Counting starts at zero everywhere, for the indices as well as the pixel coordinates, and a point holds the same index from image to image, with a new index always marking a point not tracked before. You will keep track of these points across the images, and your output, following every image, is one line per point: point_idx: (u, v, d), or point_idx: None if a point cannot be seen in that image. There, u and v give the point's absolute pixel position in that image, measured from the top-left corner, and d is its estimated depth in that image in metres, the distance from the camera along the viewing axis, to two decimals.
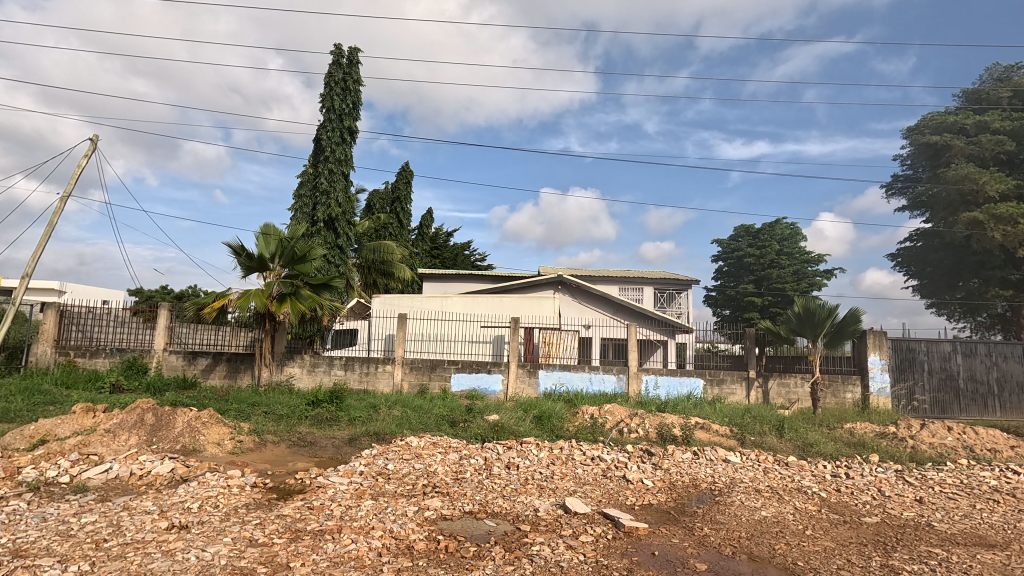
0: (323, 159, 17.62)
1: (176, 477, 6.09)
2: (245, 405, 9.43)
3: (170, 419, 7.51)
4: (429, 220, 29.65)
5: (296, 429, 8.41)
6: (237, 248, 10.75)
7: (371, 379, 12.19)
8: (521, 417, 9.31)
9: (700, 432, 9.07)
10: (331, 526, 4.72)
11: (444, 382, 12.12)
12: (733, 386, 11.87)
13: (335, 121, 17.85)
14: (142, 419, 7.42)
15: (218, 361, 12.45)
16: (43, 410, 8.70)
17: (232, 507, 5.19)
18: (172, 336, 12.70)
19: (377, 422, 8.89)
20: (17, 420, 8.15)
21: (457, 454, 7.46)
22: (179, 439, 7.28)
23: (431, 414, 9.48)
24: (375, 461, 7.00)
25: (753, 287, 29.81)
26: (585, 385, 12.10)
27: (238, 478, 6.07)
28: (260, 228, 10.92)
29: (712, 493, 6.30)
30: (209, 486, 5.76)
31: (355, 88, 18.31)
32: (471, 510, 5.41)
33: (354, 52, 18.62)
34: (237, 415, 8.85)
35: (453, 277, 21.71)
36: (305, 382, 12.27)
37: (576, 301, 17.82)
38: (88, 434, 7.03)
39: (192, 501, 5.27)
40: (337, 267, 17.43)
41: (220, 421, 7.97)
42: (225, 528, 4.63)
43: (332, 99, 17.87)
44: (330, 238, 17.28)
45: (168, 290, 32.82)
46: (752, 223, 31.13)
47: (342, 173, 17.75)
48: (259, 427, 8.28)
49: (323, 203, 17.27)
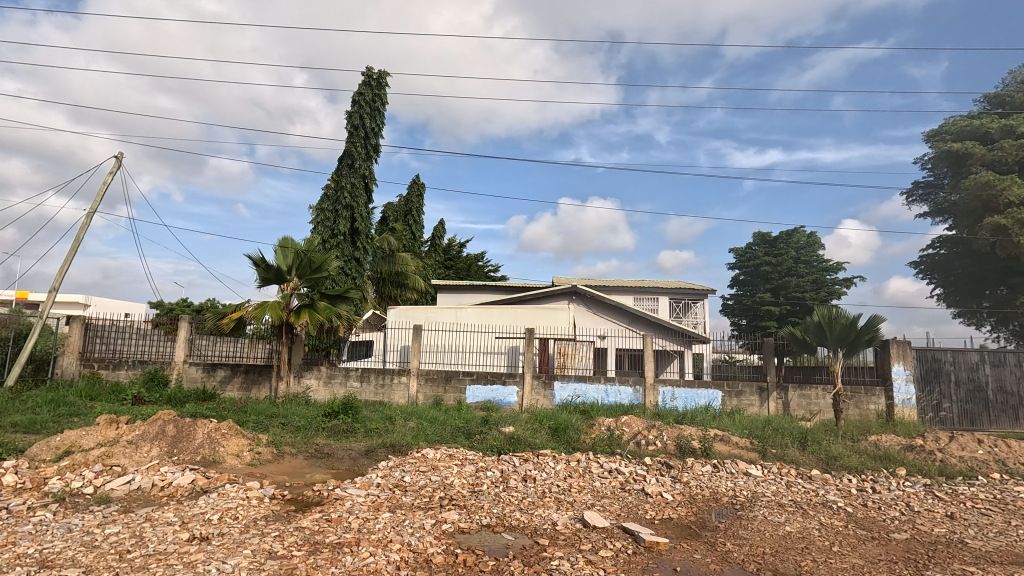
0: (346, 175, 17.92)
1: (196, 488, 6.16)
2: (263, 417, 9.53)
3: (191, 431, 7.60)
4: (441, 231, 29.80)
5: (314, 441, 8.47)
6: (257, 259, 10.93)
7: (386, 391, 12.24)
8: (536, 429, 9.26)
9: (719, 444, 8.92)
10: (349, 539, 4.71)
11: (459, 394, 12.13)
12: (752, 397, 11.67)
13: (362, 139, 18.18)
14: (163, 431, 7.52)
15: (236, 373, 12.62)
16: (67, 422, 8.89)
17: (251, 519, 5.22)
18: (192, 349, 12.93)
19: (393, 434, 8.90)
20: (43, 431, 8.32)
21: (474, 466, 7.42)
22: (199, 450, 7.36)
23: (446, 426, 9.47)
24: (392, 473, 7.00)
25: (770, 296, 29.47)
26: (601, 396, 12.01)
27: (257, 490, 6.11)
28: (279, 241, 11.12)
29: (733, 507, 6.17)
30: (228, 497, 5.80)
31: (382, 108, 18.72)
32: (489, 523, 5.37)
33: (384, 74, 19.06)
34: (256, 426, 8.95)
35: (468, 288, 21.78)
36: (322, 394, 12.36)
37: (590, 310, 17.71)
38: (111, 445, 7.14)
39: (213, 512, 5.31)
40: (353, 279, 17.66)
41: (239, 432, 8.04)
42: (245, 540, 4.66)
43: (359, 117, 18.20)
44: (348, 251, 17.55)
45: (189, 302, 33.79)
46: (769, 232, 30.78)
47: (363, 188, 18.07)
48: (277, 438, 8.35)
49: (344, 216, 17.57)
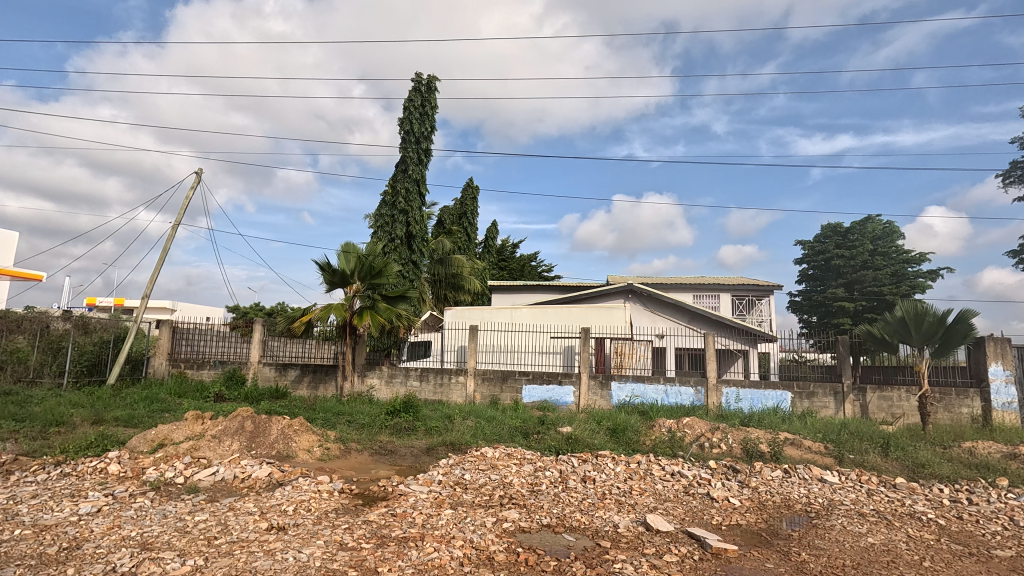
0: (401, 180, 18.48)
1: (273, 481, 6.56)
2: (331, 414, 10.00)
3: (267, 427, 8.10)
4: (493, 232, 30.09)
5: (378, 438, 8.79)
6: (322, 265, 11.50)
7: (445, 390, 12.51)
8: (594, 430, 9.15)
9: (790, 448, 8.46)
10: (414, 534, 4.86)
11: (516, 394, 12.20)
12: (825, 399, 10.98)
13: (414, 144, 18.68)
14: (242, 426, 8.05)
15: (305, 372, 13.32)
16: (160, 417, 9.72)
17: (323, 512, 5.50)
18: (265, 349, 13.76)
19: (452, 432, 9.09)
20: (140, 426, 9.15)
21: (532, 466, 7.43)
22: (274, 445, 7.83)
23: (504, 425, 9.56)
24: (453, 471, 7.14)
25: (843, 291, 27.59)
26: (661, 397, 11.70)
27: (327, 484, 6.41)
28: (342, 247, 11.65)
29: (808, 515, 5.83)
30: (302, 490, 6.14)
31: (432, 113, 19.14)
32: (550, 523, 5.36)
33: (432, 79, 19.45)
34: (324, 423, 9.41)
35: (522, 288, 21.86)
36: (384, 393, 12.81)
37: (647, 309, 17.31)
38: (198, 439, 7.73)
39: (288, 504, 5.64)
40: (411, 282, 18.19)
41: (310, 429, 8.48)
42: (318, 531, 4.91)
43: (411, 123, 18.71)
44: (405, 254, 18.09)
45: (261, 306, 36.01)
46: (840, 223, 28.88)
47: (418, 192, 18.58)
48: (344, 435, 8.74)
49: (400, 221, 18.13)
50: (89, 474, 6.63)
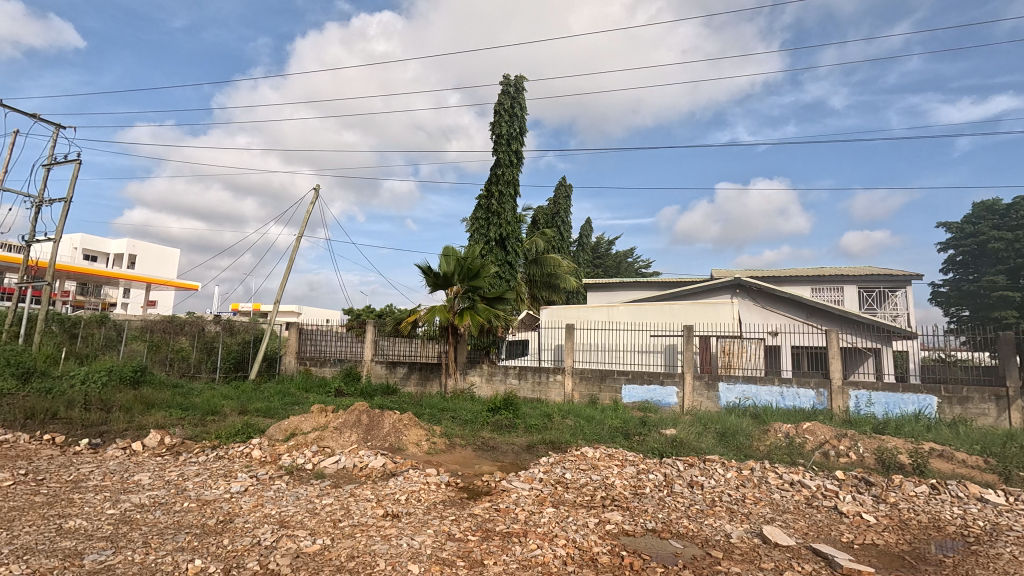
0: (494, 183, 18.93)
1: (387, 471, 7.06)
2: (437, 410, 10.53)
3: (380, 421, 8.73)
4: (588, 230, 29.73)
5: (480, 434, 9.10)
6: (425, 268, 12.15)
7: (543, 389, 12.60)
8: (701, 433, 8.69)
9: (938, 461, 7.38)
10: (518, 530, 4.96)
11: (615, 393, 11.96)
12: (984, 405, 9.43)
13: (505, 146, 19.03)
14: (359, 419, 8.73)
15: (412, 370, 14.15)
16: (291, 409, 10.89)
17: (432, 502, 5.81)
18: (377, 348, 14.83)
19: (552, 430, 9.14)
20: (276, 416, 10.32)
21: (635, 468, 7.23)
22: (387, 438, 8.42)
23: (604, 425, 9.41)
24: (553, 469, 7.17)
25: (1004, 279, 23.49)
26: (776, 400, 10.79)
27: (434, 476, 6.77)
28: (442, 250, 12.20)
29: (964, 540, 5.05)
30: (413, 481, 6.53)
31: (520, 113, 19.35)
32: (655, 528, 5.19)
33: (521, 80, 19.68)
34: (431, 418, 9.94)
35: (619, 285, 21.35)
36: (485, 390, 13.22)
37: (758, 304, 16.07)
38: (323, 429, 8.54)
39: (401, 493, 6.04)
40: (507, 282, 18.57)
41: (418, 424, 9.00)
42: (428, 521, 5.20)
43: (501, 125, 19.08)
44: (500, 255, 18.51)
45: (372, 309, 38.86)
46: (998, 200, 24.64)
47: (511, 194, 18.90)
48: (449, 431, 9.15)
49: (495, 223, 18.58)
50: (238, 457, 7.62)
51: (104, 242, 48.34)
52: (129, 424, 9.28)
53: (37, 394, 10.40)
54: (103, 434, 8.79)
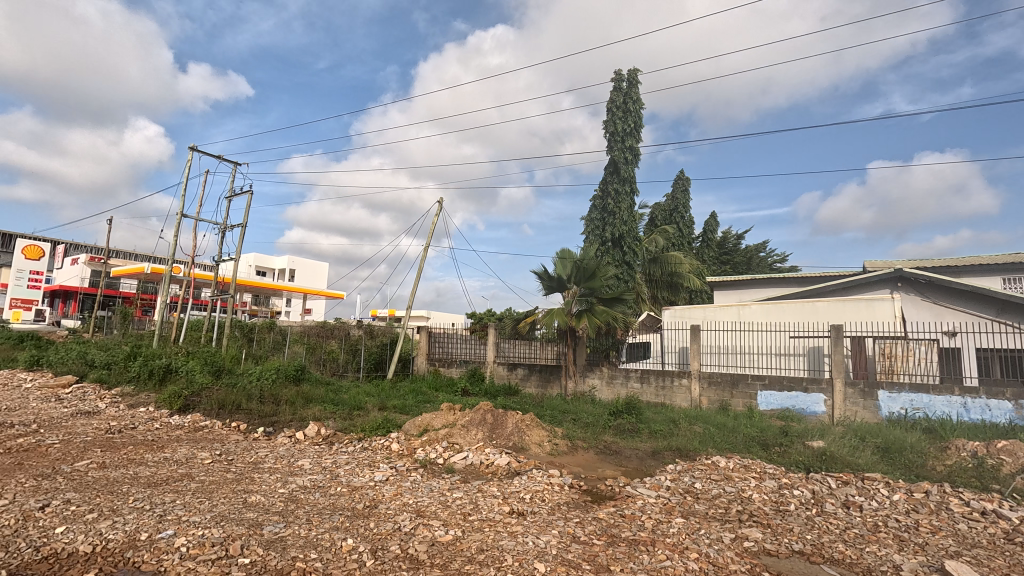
0: (609, 182, 18.60)
1: (512, 469, 7.28)
2: (558, 412, 10.60)
3: (504, 420, 9.02)
4: (712, 224, 27.85)
5: (602, 438, 8.97)
6: (542, 271, 12.36)
7: (667, 393, 12.03)
8: (856, 447, 7.64)
9: None
10: (644, 538, 4.79)
11: (749, 400, 11.02)
12: None
13: (619, 143, 18.59)
14: (484, 418, 9.09)
15: (532, 371, 14.41)
16: (423, 407, 11.75)
17: (556, 503, 5.86)
18: (499, 350, 15.39)
19: (678, 437, 8.69)
20: (410, 413, 11.19)
21: (776, 482, 6.58)
22: (511, 437, 8.67)
23: (737, 434, 8.71)
24: (682, 478, 6.81)
25: None
26: (956, 412, 9.12)
27: (558, 477, 6.82)
28: (558, 253, 12.34)
29: None
30: (536, 481, 6.65)
31: (635, 108, 18.78)
32: (802, 550, 4.67)
33: (633, 73, 19.10)
34: (552, 420, 10.04)
35: (751, 283, 19.66)
36: (605, 393, 13.00)
37: (926, 300, 13.74)
38: (452, 427, 9.04)
39: (526, 492, 6.18)
40: (626, 282, 18.10)
41: (540, 425, 9.15)
42: (553, 521, 5.25)
43: (614, 123, 18.69)
44: (618, 256, 18.12)
45: (493, 312, 40.41)
46: None
47: (627, 192, 18.42)
48: (570, 433, 9.17)
49: (611, 223, 18.25)
50: (380, 449, 8.39)
51: (271, 259, 56.52)
52: (294, 416, 10.73)
53: (226, 388, 12.48)
54: (275, 423, 10.28)
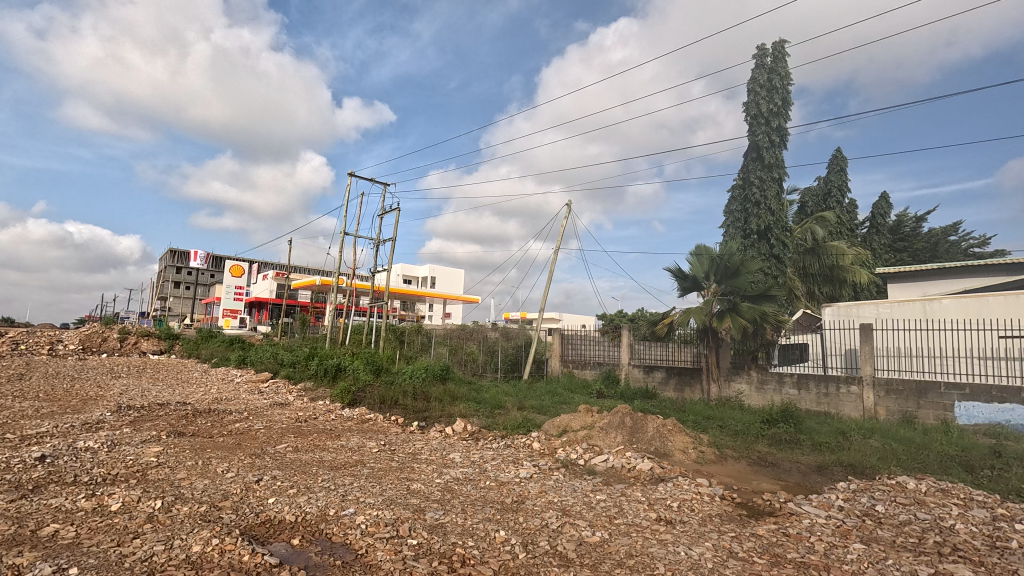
0: (752, 169, 17.09)
1: (656, 475, 7.06)
2: (702, 418, 10.01)
3: (644, 424, 8.77)
4: (883, 207, 24.04)
5: (755, 448, 8.26)
6: (677, 270, 11.89)
7: (833, 401, 10.65)
8: None
9: None
10: (816, 562, 4.31)
11: (942, 412, 9.30)
12: None
13: (764, 125, 16.99)
14: (623, 421, 8.91)
15: (671, 375, 13.79)
16: (560, 407, 11.93)
17: (707, 514, 5.54)
18: (633, 352, 15.03)
19: (850, 452, 7.66)
20: (548, 414, 11.43)
21: (988, 512, 5.46)
22: (652, 442, 8.39)
23: (928, 452, 7.40)
24: (857, 498, 5.99)
25: None
26: None
27: (707, 487, 6.44)
28: (693, 250, 11.82)
29: None
30: (683, 489, 6.36)
31: (781, 84, 17.01)
32: None
33: (779, 46, 17.32)
34: (696, 426, 9.51)
35: (938, 274, 16.56)
36: (755, 400, 11.93)
37: None
38: (590, 428, 9.01)
39: (673, 500, 5.94)
40: (775, 278, 16.45)
41: (684, 431, 8.72)
42: (706, 533, 4.98)
43: (757, 103, 17.12)
44: (765, 249, 16.55)
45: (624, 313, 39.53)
46: None
47: (774, 178, 16.76)
48: (718, 441, 8.59)
49: (756, 213, 16.74)
50: (522, 447, 8.71)
51: (415, 267, 61.81)
52: (442, 412, 11.63)
53: (384, 385, 13.95)
54: (426, 418, 11.24)
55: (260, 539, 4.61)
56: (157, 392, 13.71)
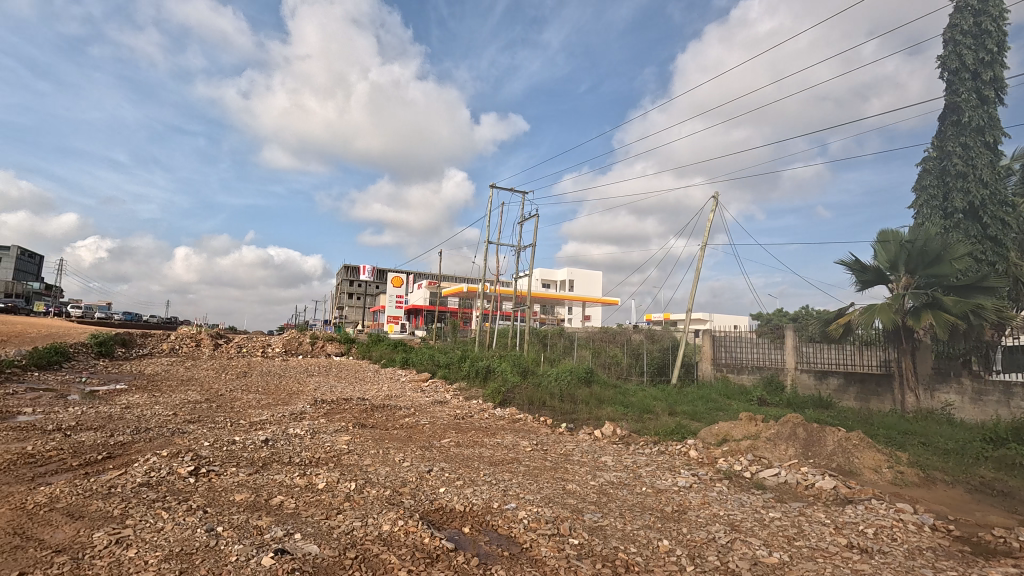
0: (953, 134, 14.20)
1: (841, 496, 6.22)
2: (896, 433, 8.56)
3: (822, 437, 7.77)
4: None
5: (975, 472, 6.82)
6: (856, 262, 10.39)
7: None
8: None
9: None
10: None
11: None
12: None
13: (969, 80, 14.01)
14: (795, 432, 8.00)
15: (850, 381, 12.04)
16: (716, 414, 11.16)
17: (914, 546, 4.72)
18: (801, 356, 13.44)
19: None
20: (703, 420, 10.76)
21: None
22: (834, 457, 7.40)
23: None
24: None
25: None
26: None
27: (910, 514, 5.48)
28: (877, 237, 10.27)
29: None
30: (879, 514, 5.50)
31: (994, 26, 13.87)
32: None
33: None
34: (889, 442, 8.17)
35: None
36: (970, 414, 9.84)
37: None
38: (755, 438, 8.24)
39: (866, 525, 5.17)
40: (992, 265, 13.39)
41: (874, 447, 7.55)
42: (915, 568, 4.24)
43: (959, 54, 14.17)
44: (975, 230, 13.59)
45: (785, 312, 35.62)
46: None
47: (985, 143, 13.73)
48: (922, 461, 7.27)
49: (960, 188, 13.85)
50: (678, 454, 8.32)
51: (553, 271, 62.87)
52: (590, 415, 11.63)
53: (532, 387, 14.42)
54: (575, 420, 11.35)
55: (437, 524, 5.09)
56: (342, 388, 15.93)
